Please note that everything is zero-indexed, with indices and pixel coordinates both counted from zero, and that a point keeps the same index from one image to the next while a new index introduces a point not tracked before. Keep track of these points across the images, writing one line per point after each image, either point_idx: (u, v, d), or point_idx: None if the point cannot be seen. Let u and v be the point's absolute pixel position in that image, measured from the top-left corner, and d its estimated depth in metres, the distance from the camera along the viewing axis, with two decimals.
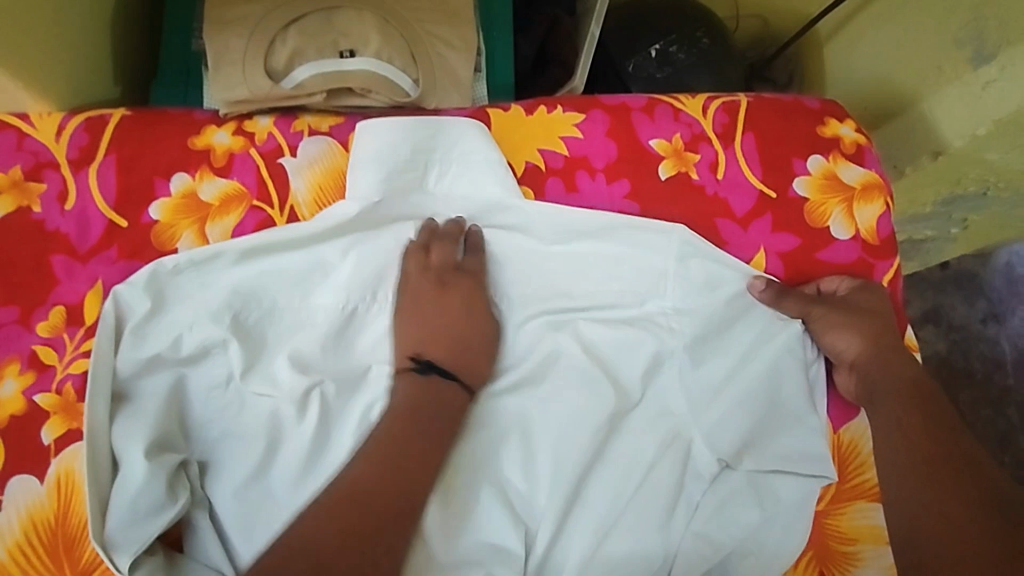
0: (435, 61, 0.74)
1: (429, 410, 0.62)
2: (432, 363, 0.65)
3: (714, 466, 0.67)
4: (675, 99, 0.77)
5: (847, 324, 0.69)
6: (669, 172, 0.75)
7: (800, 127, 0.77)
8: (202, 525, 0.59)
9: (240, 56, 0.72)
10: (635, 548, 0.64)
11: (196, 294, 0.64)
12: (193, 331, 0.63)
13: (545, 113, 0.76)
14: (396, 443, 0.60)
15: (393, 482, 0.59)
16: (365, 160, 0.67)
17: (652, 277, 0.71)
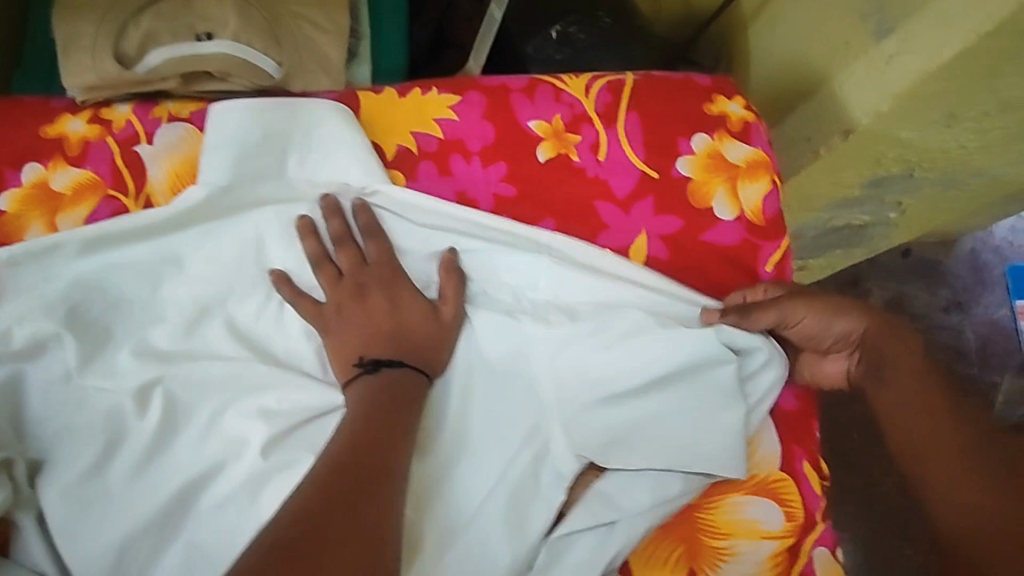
0: (300, 43, 0.72)
1: (398, 404, 0.60)
2: (378, 361, 0.62)
3: (572, 463, 0.64)
4: (556, 78, 0.74)
5: (824, 315, 0.68)
6: (549, 154, 0.72)
7: (687, 105, 0.74)
8: (25, 527, 0.58)
9: (90, 42, 0.68)
10: (488, 550, 0.61)
11: (35, 286, 0.63)
12: (24, 326, 0.61)
13: (419, 95, 0.73)
14: (375, 435, 0.57)
15: (366, 473, 0.55)
16: (214, 145, 0.65)
17: (524, 264, 0.68)
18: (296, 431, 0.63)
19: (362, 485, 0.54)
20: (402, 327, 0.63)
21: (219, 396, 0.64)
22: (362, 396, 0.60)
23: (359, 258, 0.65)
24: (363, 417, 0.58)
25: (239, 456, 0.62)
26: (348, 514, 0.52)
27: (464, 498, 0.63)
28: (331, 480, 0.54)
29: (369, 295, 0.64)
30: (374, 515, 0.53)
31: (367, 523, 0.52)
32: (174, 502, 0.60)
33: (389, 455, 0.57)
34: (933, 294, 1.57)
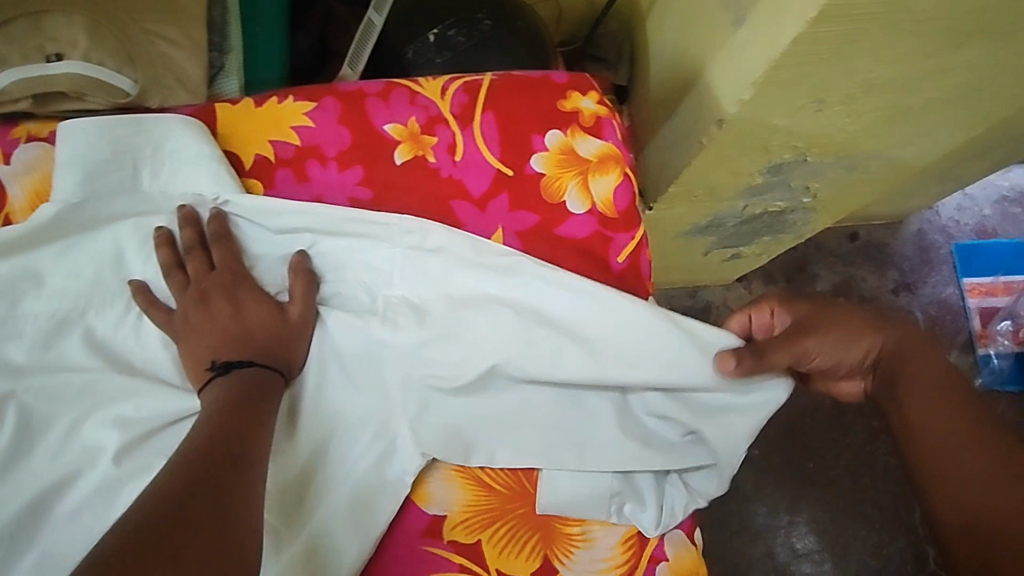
0: (155, 60, 0.73)
1: (248, 402, 0.61)
2: (229, 364, 0.63)
3: (418, 460, 0.66)
4: (412, 81, 0.76)
5: (833, 344, 0.69)
6: (405, 156, 0.74)
7: (541, 101, 0.76)
8: None
9: None
10: (352, 545, 0.64)
11: None
12: None
13: (275, 104, 0.75)
14: (222, 438, 0.57)
15: (212, 476, 0.54)
16: (64, 164, 0.67)
17: (373, 272, 0.69)
18: (150, 438, 0.65)
19: (226, 477, 0.54)
20: (246, 331, 0.65)
21: (75, 408, 0.65)
22: (213, 399, 0.61)
23: (208, 266, 0.67)
24: (216, 419, 0.58)
25: (94, 464, 0.64)
26: (211, 499, 0.52)
27: (314, 495, 0.64)
28: (191, 469, 0.54)
29: (212, 301, 0.65)
30: (224, 512, 0.52)
31: (226, 513, 0.52)
32: (30, 512, 0.62)
33: (235, 457, 0.56)
34: (881, 275, 1.55)
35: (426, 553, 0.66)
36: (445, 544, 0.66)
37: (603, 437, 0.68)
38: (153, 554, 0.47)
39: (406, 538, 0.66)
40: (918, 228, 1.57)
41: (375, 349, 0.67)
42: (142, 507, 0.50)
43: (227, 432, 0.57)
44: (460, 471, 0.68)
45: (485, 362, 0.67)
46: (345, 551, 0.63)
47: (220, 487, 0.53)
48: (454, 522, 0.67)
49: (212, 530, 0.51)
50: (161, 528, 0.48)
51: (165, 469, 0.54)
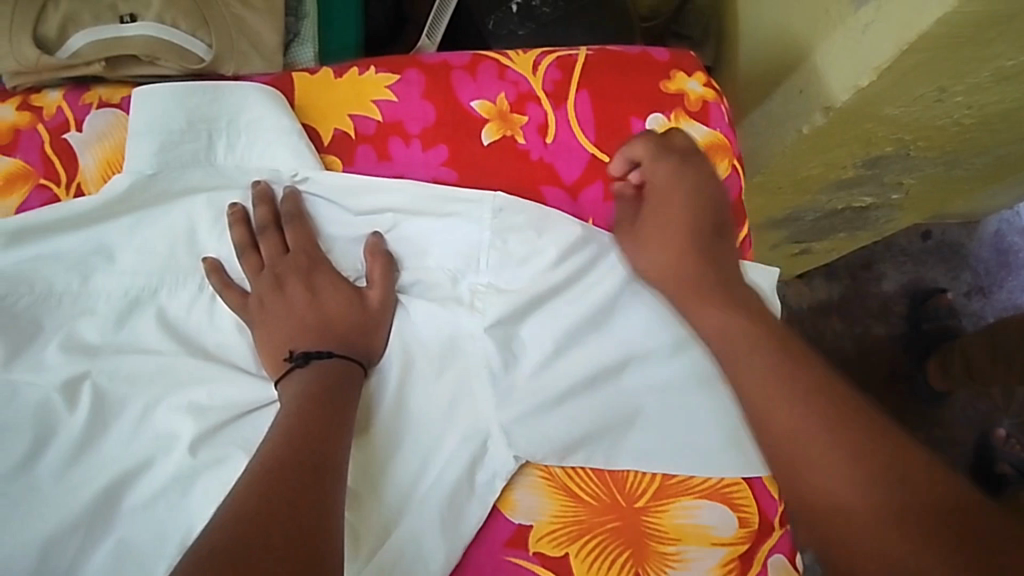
0: (230, 22, 0.68)
1: (331, 391, 0.57)
2: (310, 354, 0.59)
3: (510, 464, 0.60)
4: (502, 55, 0.70)
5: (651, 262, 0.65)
6: (493, 136, 0.69)
7: (641, 82, 0.70)
8: None
9: (7, 23, 0.64)
10: (434, 551, 0.58)
11: None
12: None
13: (356, 75, 0.69)
14: (302, 441, 0.53)
15: (301, 483, 0.50)
16: (138, 132, 0.63)
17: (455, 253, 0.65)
18: (224, 429, 0.59)
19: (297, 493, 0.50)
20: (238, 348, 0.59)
21: (135, 392, 0.60)
22: (293, 393, 0.57)
23: (282, 248, 0.63)
24: (294, 421, 0.54)
25: (168, 452, 0.58)
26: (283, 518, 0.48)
27: (392, 495, 0.59)
28: (266, 479, 0.50)
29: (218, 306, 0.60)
30: (313, 523, 0.48)
31: (307, 526, 0.48)
32: (100, 501, 0.57)
33: (318, 460, 0.52)
34: (954, 278, 1.45)
35: (508, 564, 0.59)
36: (529, 555, 0.59)
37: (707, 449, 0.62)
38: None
39: (486, 547, 0.59)
40: (996, 227, 1.47)
41: (455, 339, 0.63)
42: (224, 522, 0.47)
43: (308, 433, 0.53)
44: (546, 477, 0.61)
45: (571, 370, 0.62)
46: (431, 562, 0.58)
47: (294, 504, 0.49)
48: (539, 533, 0.59)
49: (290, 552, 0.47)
50: (238, 551, 0.45)
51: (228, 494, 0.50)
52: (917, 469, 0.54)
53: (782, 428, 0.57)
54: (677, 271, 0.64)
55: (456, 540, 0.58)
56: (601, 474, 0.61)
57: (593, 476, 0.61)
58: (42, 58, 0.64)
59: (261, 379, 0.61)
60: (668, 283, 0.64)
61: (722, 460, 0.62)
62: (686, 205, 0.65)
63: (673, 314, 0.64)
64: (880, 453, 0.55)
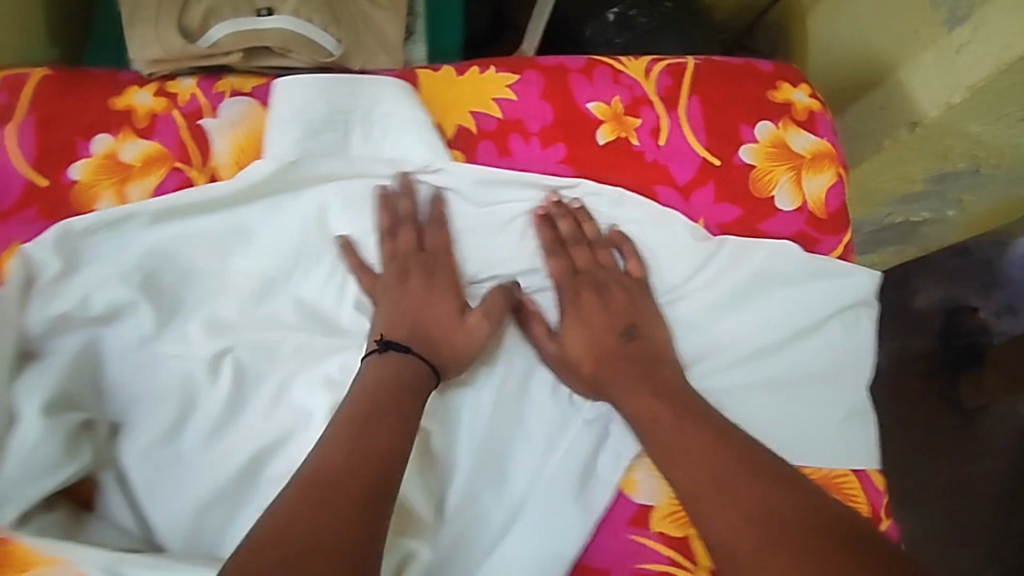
0: (358, 20, 0.72)
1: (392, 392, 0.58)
2: (388, 342, 0.61)
3: (636, 446, 0.63)
4: (615, 60, 0.73)
5: (590, 341, 0.64)
6: (608, 137, 0.72)
7: (749, 90, 0.73)
8: (108, 487, 0.59)
9: (154, 13, 0.66)
10: (564, 527, 0.61)
11: (110, 253, 0.63)
12: (101, 291, 0.61)
13: (477, 74, 0.72)
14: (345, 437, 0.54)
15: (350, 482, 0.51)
16: (280, 120, 0.66)
17: (557, 265, 0.67)
18: None
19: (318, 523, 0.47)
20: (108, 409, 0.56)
21: (269, 369, 0.62)
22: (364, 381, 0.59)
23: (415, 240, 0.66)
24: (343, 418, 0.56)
25: (307, 427, 0.61)
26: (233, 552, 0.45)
27: (519, 473, 0.62)
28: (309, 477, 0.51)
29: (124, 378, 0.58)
30: (364, 519, 0.49)
31: (359, 520, 0.49)
32: (244, 470, 0.59)
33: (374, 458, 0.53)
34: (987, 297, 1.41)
35: (632, 542, 0.62)
36: (652, 533, 0.63)
37: (814, 444, 0.65)
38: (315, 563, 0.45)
39: (612, 526, 0.62)
40: None
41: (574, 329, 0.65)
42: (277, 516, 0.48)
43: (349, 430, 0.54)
44: None
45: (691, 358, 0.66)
46: (563, 537, 0.60)
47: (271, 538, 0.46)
48: (661, 513, 0.63)
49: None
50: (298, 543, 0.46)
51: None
52: (753, 492, 0.54)
53: (669, 458, 0.58)
54: (604, 362, 0.64)
55: (586, 518, 0.61)
56: None
57: None
58: (186, 47, 0.66)
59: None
60: (591, 363, 0.64)
61: (833, 451, 0.65)
62: (603, 309, 0.65)
63: (790, 312, 0.67)
64: (805, 523, 0.52)
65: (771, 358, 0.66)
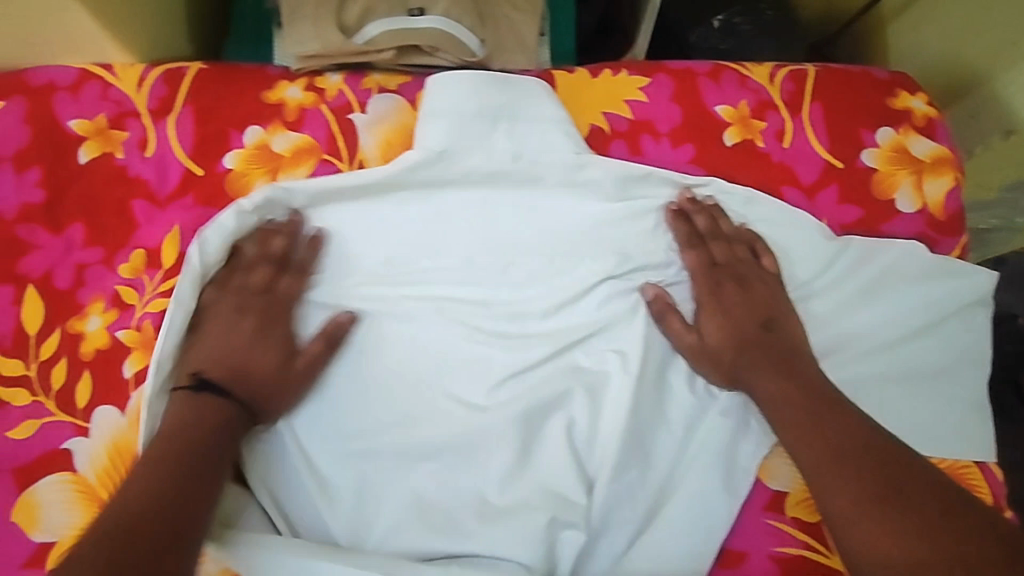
0: (501, 22, 0.75)
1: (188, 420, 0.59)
2: None
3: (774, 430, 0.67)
4: (741, 65, 0.77)
5: (731, 326, 0.68)
6: (735, 138, 0.75)
7: (870, 97, 0.76)
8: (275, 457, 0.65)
9: (317, 12, 0.73)
10: (707, 503, 0.65)
11: (278, 237, 0.68)
12: (273, 278, 0.68)
13: (610, 76, 0.76)
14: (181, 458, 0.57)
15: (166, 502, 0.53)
16: (433, 116, 0.70)
17: (696, 257, 0.70)
18: (506, 383, 0.68)
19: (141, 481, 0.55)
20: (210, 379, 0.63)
21: (420, 351, 0.69)
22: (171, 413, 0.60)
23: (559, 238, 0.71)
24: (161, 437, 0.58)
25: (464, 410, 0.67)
26: (117, 546, 0.49)
27: (661, 454, 0.67)
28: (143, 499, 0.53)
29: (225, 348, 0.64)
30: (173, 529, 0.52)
31: (153, 525, 0.51)
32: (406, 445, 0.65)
33: (155, 472, 0.55)
34: None
35: (769, 526, 0.65)
36: (787, 518, 0.66)
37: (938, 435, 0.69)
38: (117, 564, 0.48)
39: (750, 510, 0.66)
40: None
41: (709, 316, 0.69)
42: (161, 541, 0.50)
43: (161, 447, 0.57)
44: None
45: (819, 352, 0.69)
46: (707, 514, 0.65)
47: (181, 497, 0.54)
48: (796, 499, 0.66)
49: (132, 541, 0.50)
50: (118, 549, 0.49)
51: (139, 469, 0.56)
52: (867, 472, 0.58)
53: (793, 441, 0.61)
54: (740, 348, 0.67)
55: (734, 500, 0.65)
56: None
57: None
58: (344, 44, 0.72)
59: (530, 343, 0.69)
60: (728, 346, 0.67)
61: (954, 443, 0.69)
62: (741, 297, 0.69)
63: (912, 309, 0.71)
64: (918, 511, 0.55)
65: (894, 355, 0.70)
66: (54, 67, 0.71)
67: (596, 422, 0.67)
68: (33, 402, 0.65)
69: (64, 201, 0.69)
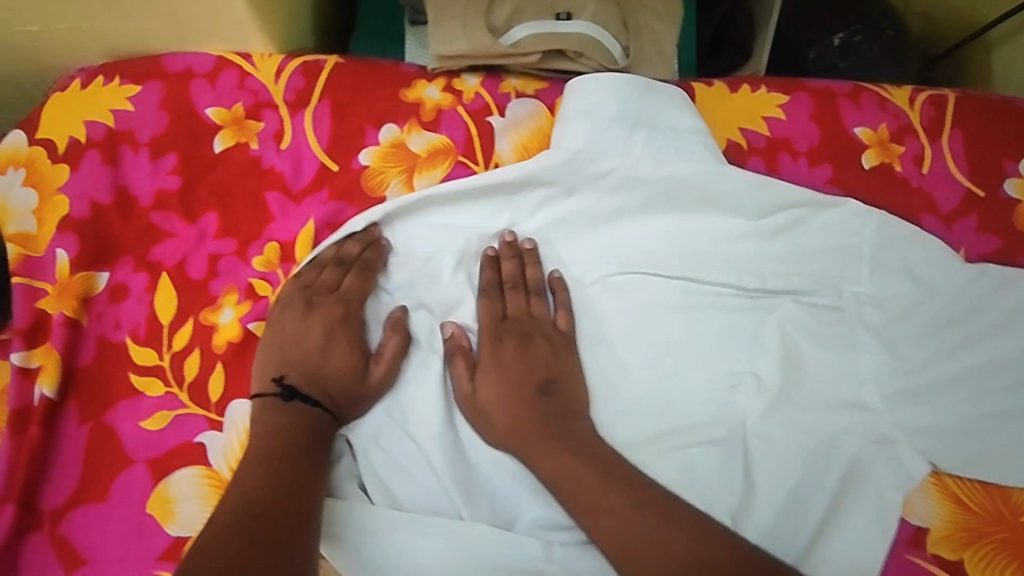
0: (644, 32, 0.74)
1: (293, 426, 0.58)
2: (295, 390, 0.60)
3: (924, 468, 0.64)
4: (882, 87, 0.76)
5: (512, 378, 0.63)
6: (872, 161, 0.73)
7: (1012, 127, 0.75)
8: (381, 470, 0.61)
9: (462, 10, 0.71)
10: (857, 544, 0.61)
11: (414, 236, 0.68)
12: (414, 287, 0.67)
13: (749, 92, 0.75)
14: (298, 453, 0.56)
15: (289, 496, 0.53)
16: (574, 116, 0.68)
17: (486, 305, 0.66)
18: (641, 400, 0.66)
19: (270, 464, 0.55)
20: (323, 375, 0.61)
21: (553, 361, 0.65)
22: (269, 421, 0.59)
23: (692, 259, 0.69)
24: (288, 428, 0.58)
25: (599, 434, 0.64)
26: (239, 539, 0.49)
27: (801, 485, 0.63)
28: (271, 494, 0.53)
29: (334, 343, 0.63)
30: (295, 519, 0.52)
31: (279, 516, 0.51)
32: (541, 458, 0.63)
33: (280, 468, 0.55)
34: None
35: (911, 563, 0.62)
36: (929, 555, 0.62)
37: None
38: (235, 553, 0.48)
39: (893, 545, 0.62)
40: None
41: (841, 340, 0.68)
42: (266, 529, 0.50)
43: (292, 438, 0.57)
44: (939, 485, 0.65)
45: (964, 380, 0.66)
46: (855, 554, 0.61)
47: (293, 488, 0.54)
48: (937, 536, 0.63)
49: (266, 515, 0.51)
50: (249, 534, 0.49)
51: (256, 451, 0.56)
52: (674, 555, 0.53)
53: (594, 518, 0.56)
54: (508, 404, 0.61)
55: (884, 535, 0.62)
56: (989, 489, 0.65)
57: (979, 487, 0.65)
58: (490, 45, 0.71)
59: (662, 365, 0.67)
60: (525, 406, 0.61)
61: None
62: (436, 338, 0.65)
63: None
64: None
65: None
66: (191, 54, 0.72)
67: (733, 446, 0.65)
68: (166, 392, 0.63)
69: (198, 190, 0.68)
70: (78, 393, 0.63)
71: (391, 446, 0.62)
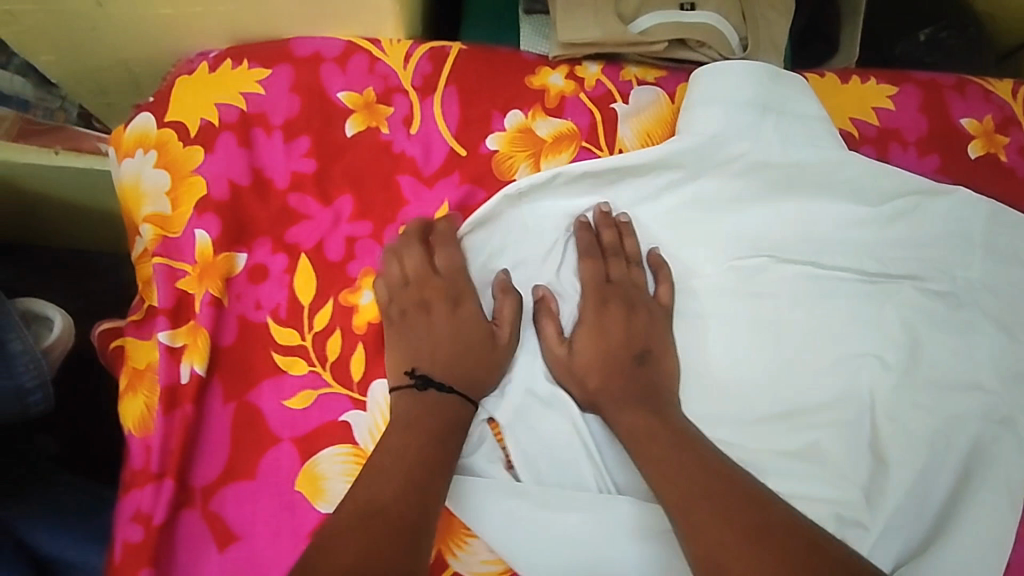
0: (760, 23, 0.75)
1: (425, 421, 0.59)
2: (428, 380, 0.62)
3: None
4: (985, 80, 0.78)
5: (607, 345, 0.65)
6: (979, 152, 0.76)
7: None
8: (525, 448, 0.62)
9: None
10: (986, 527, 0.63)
11: (540, 217, 0.69)
12: (546, 265, 0.69)
13: (859, 83, 0.77)
14: (427, 454, 0.57)
15: (410, 497, 0.54)
16: (705, 102, 0.70)
17: (590, 268, 0.68)
18: (770, 380, 0.68)
19: (400, 463, 0.56)
20: (468, 357, 0.64)
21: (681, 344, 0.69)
22: (412, 409, 0.61)
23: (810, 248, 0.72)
24: (421, 423, 0.59)
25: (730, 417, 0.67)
26: (355, 537, 0.51)
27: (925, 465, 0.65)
28: (394, 493, 0.54)
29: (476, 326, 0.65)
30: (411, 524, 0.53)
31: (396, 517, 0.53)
32: None
33: (406, 467, 0.56)
34: None
35: None
36: None
37: None
38: (347, 550, 0.50)
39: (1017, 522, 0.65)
40: None
41: (959, 325, 0.70)
42: (379, 529, 0.52)
43: (422, 438, 0.58)
44: None
45: None
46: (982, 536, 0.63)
47: (418, 491, 0.55)
48: None
49: (386, 517, 0.53)
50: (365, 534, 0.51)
51: (388, 446, 0.58)
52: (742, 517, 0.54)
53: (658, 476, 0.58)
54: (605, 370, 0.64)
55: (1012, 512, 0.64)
56: None
57: None
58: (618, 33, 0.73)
59: (784, 347, 0.69)
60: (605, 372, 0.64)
61: None
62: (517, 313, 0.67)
63: None
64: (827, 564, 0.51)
65: None
66: (319, 39, 0.72)
67: (858, 426, 0.67)
68: (309, 371, 0.64)
69: (332, 174, 0.69)
70: (223, 371, 0.64)
71: (534, 423, 0.63)
